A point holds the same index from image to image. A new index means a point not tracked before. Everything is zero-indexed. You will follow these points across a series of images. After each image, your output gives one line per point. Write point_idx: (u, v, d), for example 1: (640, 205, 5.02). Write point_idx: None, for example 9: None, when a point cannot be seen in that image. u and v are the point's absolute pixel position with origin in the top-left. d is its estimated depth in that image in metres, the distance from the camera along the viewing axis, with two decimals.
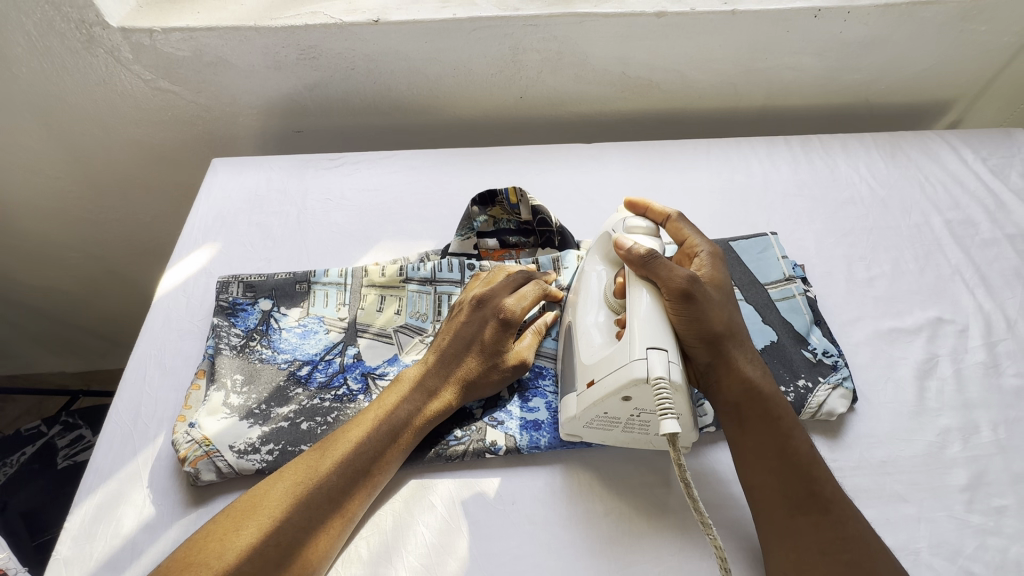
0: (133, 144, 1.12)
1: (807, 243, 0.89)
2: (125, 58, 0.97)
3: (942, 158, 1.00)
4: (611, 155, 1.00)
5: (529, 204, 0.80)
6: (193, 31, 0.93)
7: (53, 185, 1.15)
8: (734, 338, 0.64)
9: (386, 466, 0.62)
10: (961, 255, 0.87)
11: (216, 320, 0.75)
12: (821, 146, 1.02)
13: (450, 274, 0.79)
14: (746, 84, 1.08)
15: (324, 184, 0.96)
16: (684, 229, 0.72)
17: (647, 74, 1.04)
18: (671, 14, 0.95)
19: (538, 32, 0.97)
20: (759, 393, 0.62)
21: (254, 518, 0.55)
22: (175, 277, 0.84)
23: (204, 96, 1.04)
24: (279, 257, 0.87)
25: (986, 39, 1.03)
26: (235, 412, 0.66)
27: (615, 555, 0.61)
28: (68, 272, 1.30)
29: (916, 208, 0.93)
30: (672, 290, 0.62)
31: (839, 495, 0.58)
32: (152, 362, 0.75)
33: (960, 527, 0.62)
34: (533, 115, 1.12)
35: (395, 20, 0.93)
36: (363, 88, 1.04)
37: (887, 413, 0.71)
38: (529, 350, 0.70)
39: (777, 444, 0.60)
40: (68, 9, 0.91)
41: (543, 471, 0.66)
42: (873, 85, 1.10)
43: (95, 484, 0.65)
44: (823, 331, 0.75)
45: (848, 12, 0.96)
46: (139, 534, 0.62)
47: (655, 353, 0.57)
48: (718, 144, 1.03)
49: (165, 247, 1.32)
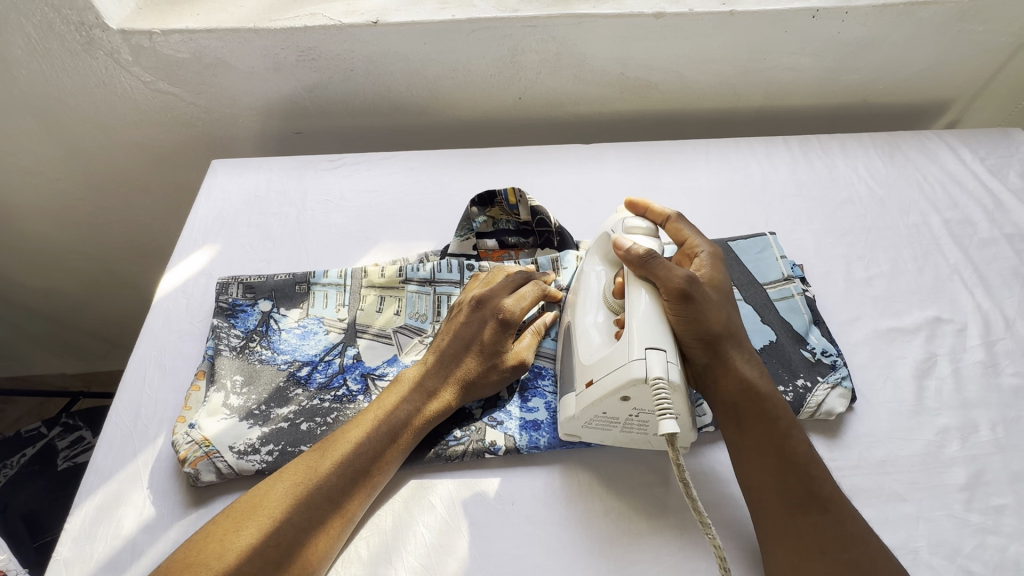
0: (133, 145, 1.12)
1: (806, 243, 0.89)
2: (125, 60, 0.97)
3: (940, 157, 1.00)
4: (611, 156, 1.01)
5: (528, 205, 0.81)
6: (193, 33, 0.94)
7: (53, 187, 1.15)
8: (732, 338, 0.64)
9: (386, 466, 0.62)
10: (960, 254, 0.87)
11: (216, 320, 0.75)
12: (820, 146, 1.03)
13: (449, 275, 0.79)
14: (744, 84, 1.08)
15: (324, 185, 0.96)
16: (684, 230, 0.72)
17: (646, 74, 1.05)
18: (670, 15, 0.95)
19: (537, 33, 0.97)
20: (756, 393, 0.62)
21: (254, 519, 0.55)
22: (175, 279, 0.84)
23: (204, 97, 1.04)
24: (278, 258, 0.87)
25: (983, 39, 1.04)
26: (236, 413, 0.66)
27: (615, 555, 0.61)
28: (69, 274, 1.31)
29: (914, 208, 0.94)
30: (671, 290, 0.62)
31: (838, 494, 0.58)
32: (152, 363, 0.75)
33: (959, 526, 0.62)
34: (532, 116, 1.12)
35: (394, 22, 0.93)
36: (362, 89, 1.04)
37: (886, 412, 0.71)
38: (529, 350, 0.70)
39: (775, 444, 0.60)
40: (67, 11, 0.91)
41: (543, 471, 0.66)
42: (872, 85, 1.10)
43: (95, 485, 0.65)
44: (822, 331, 0.76)
45: (846, 12, 0.97)
46: (139, 534, 0.62)
47: (654, 353, 0.58)
48: (717, 144, 1.03)
49: (165, 249, 1.32)
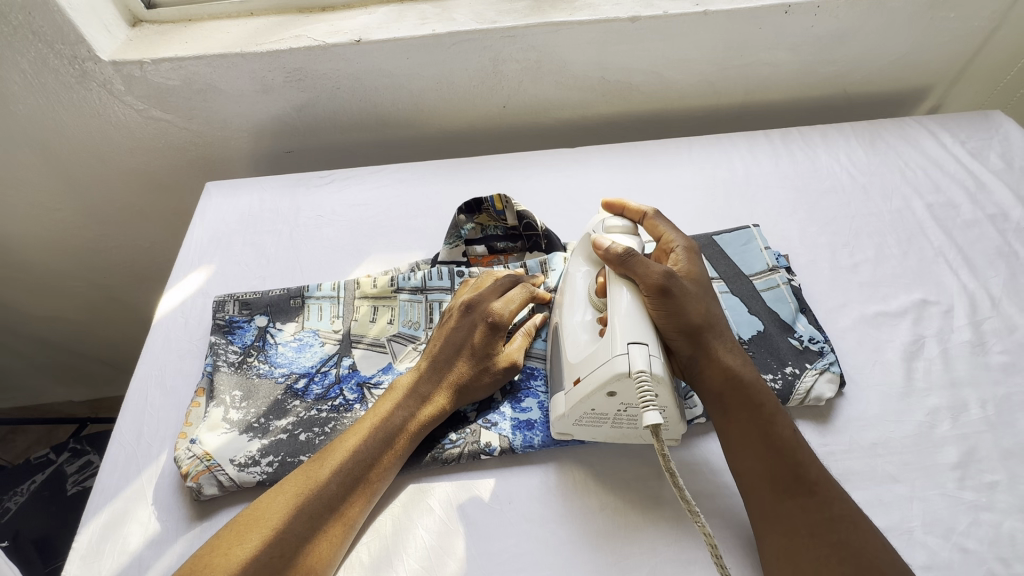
0: (129, 172, 1.14)
1: (791, 234, 0.90)
2: (118, 90, 1.00)
3: (922, 143, 1.01)
4: (595, 158, 1.02)
5: (514, 210, 0.83)
6: (182, 60, 0.96)
7: (54, 218, 1.18)
8: (712, 329, 0.65)
9: (384, 473, 0.63)
10: (944, 237, 0.88)
11: (214, 338, 0.77)
12: (801, 138, 1.04)
13: (440, 282, 0.80)
14: (723, 82, 1.10)
15: (315, 202, 0.98)
16: (660, 226, 0.74)
17: (626, 77, 1.07)
18: (645, 18, 0.97)
19: (517, 44, 0.99)
20: (739, 382, 0.63)
21: (256, 530, 0.57)
22: (173, 299, 0.86)
23: (196, 122, 1.07)
24: (273, 274, 0.89)
25: (955, 25, 1.05)
26: (235, 427, 0.68)
27: (611, 549, 0.61)
28: (71, 300, 1.33)
29: (896, 193, 0.95)
30: (650, 286, 0.63)
31: (825, 477, 0.59)
32: (153, 382, 0.77)
33: (953, 505, 0.63)
34: (517, 124, 1.14)
35: (376, 39, 0.96)
36: (349, 106, 1.07)
37: (876, 395, 0.72)
38: (520, 351, 0.72)
39: (761, 430, 0.61)
40: (60, 46, 0.93)
41: (539, 470, 0.67)
42: (849, 76, 1.12)
43: (102, 503, 0.66)
44: (809, 318, 0.77)
45: (818, 6, 0.98)
46: (145, 550, 0.63)
47: (636, 347, 0.59)
48: (699, 142, 1.04)
49: (165, 271, 1.35)
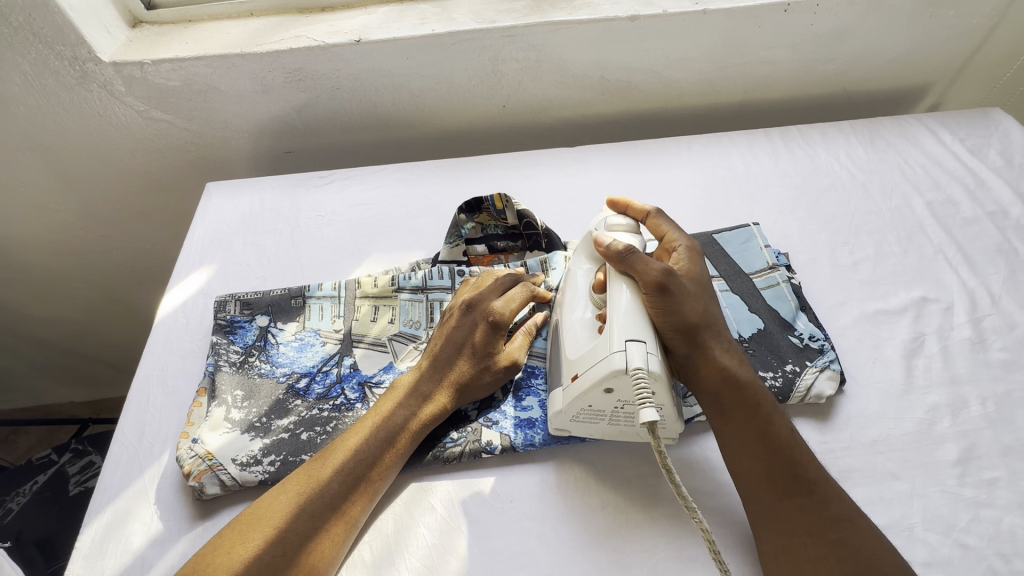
0: (130, 173, 1.15)
1: (791, 232, 0.90)
2: (118, 91, 1.00)
3: (921, 141, 1.01)
4: (595, 157, 1.02)
5: (515, 209, 0.83)
6: (182, 61, 0.96)
7: (55, 219, 1.18)
8: (709, 329, 0.65)
9: (385, 472, 0.63)
10: (944, 234, 0.88)
11: (215, 338, 0.77)
12: (800, 136, 1.04)
13: (440, 282, 0.81)
14: (723, 80, 1.10)
15: (315, 202, 0.99)
16: (662, 226, 0.74)
17: (626, 76, 1.07)
18: (645, 17, 0.97)
19: (516, 43, 0.99)
20: (736, 382, 0.63)
21: (258, 529, 0.57)
22: (174, 299, 0.86)
23: (197, 122, 1.07)
24: (274, 274, 0.90)
25: (954, 22, 1.05)
26: (237, 426, 0.68)
27: (612, 547, 0.62)
28: (71, 301, 1.33)
29: (896, 191, 0.95)
30: (649, 284, 0.63)
31: (823, 476, 0.59)
32: (155, 383, 0.77)
33: (953, 501, 0.63)
34: (517, 123, 1.14)
35: (376, 39, 0.96)
36: (349, 106, 1.07)
37: (876, 393, 0.72)
38: (520, 350, 0.72)
39: (758, 429, 0.61)
40: (61, 47, 0.94)
41: (540, 468, 0.68)
42: (848, 74, 1.12)
43: (105, 503, 0.67)
44: (809, 316, 0.77)
45: (817, 4, 0.99)
46: (148, 549, 0.63)
47: (634, 344, 0.59)
48: (699, 140, 1.04)
49: (166, 272, 1.35)
